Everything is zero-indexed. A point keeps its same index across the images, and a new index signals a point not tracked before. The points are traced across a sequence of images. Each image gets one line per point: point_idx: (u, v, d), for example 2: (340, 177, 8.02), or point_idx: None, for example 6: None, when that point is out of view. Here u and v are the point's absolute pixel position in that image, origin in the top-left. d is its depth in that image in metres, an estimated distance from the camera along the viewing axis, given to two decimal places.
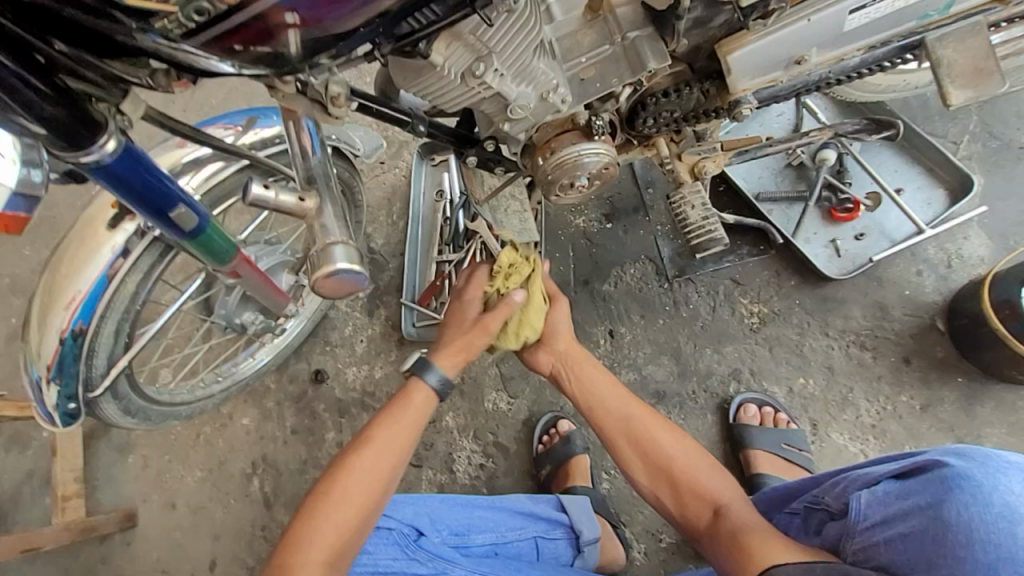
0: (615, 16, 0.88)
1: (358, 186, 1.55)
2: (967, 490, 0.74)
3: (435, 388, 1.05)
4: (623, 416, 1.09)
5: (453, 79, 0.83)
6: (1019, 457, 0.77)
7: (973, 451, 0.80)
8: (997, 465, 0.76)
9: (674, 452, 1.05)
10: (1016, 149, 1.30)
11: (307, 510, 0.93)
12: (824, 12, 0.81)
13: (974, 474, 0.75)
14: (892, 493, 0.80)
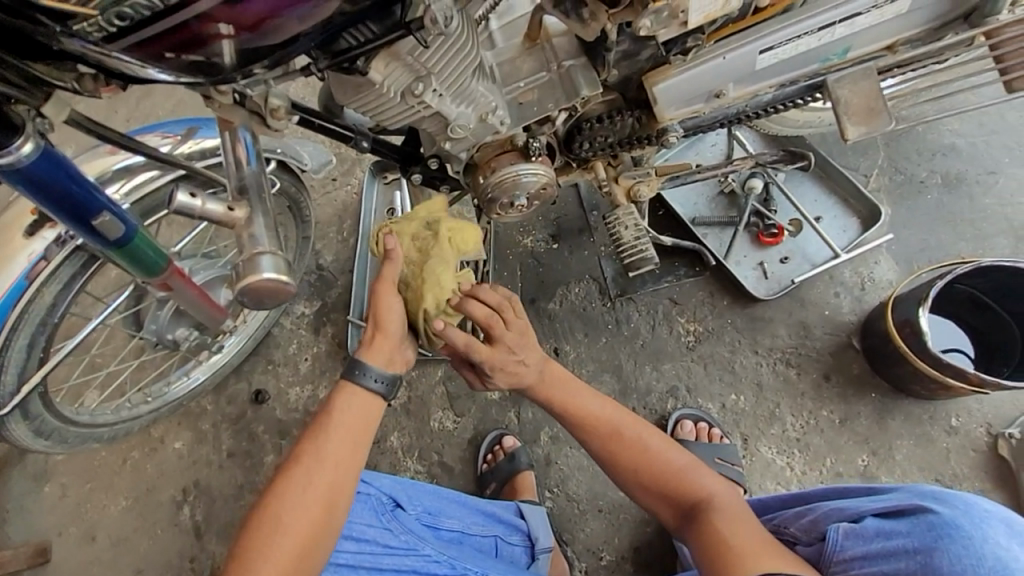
0: (551, 45, 0.94)
1: (304, 201, 1.54)
2: (957, 541, 0.76)
3: (376, 390, 0.91)
4: (600, 416, 1.01)
5: (393, 96, 0.86)
6: (1001, 507, 0.81)
7: (956, 496, 0.84)
8: (981, 513, 0.79)
9: (659, 452, 0.99)
10: (918, 182, 1.41)
11: (240, 550, 0.81)
12: (737, 51, 0.88)
13: (962, 521, 0.78)
14: (878, 531, 0.83)
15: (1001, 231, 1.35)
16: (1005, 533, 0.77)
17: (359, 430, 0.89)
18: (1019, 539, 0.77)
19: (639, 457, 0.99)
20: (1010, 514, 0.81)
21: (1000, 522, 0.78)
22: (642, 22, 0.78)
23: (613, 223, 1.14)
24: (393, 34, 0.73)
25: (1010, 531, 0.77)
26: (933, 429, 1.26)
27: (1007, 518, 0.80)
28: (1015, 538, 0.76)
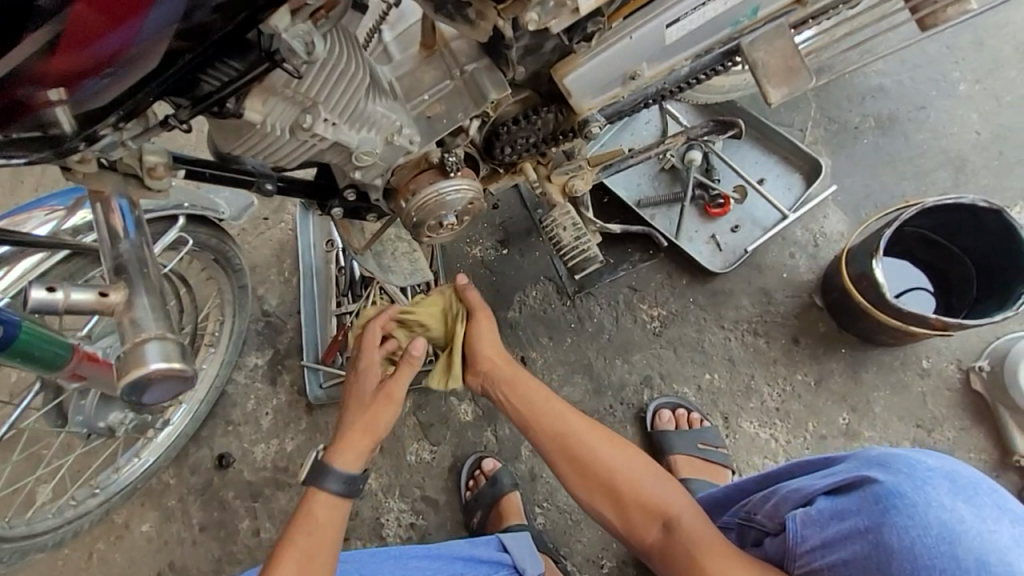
0: (450, 51, 0.87)
1: (231, 251, 1.43)
2: (904, 512, 0.77)
3: (343, 493, 0.97)
4: (569, 427, 1.01)
5: (281, 134, 0.78)
6: (934, 458, 0.82)
7: (895, 455, 0.84)
8: (922, 471, 0.80)
9: (624, 462, 0.99)
10: (853, 128, 1.38)
11: None
12: (643, 29, 0.83)
13: (907, 486, 0.78)
14: (832, 511, 0.81)
15: (940, 165, 1.33)
16: (948, 492, 0.78)
17: (321, 545, 0.93)
18: (964, 495, 0.77)
19: (604, 469, 0.99)
20: (947, 464, 0.81)
21: (943, 479, 0.79)
22: (530, 15, 0.73)
23: (550, 225, 1.08)
24: (258, 69, 0.63)
25: (950, 487, 0.78)
26: (906, 374, 1.25)
27: (949, 472, 0.80)
28: (958, 495, 0.77)
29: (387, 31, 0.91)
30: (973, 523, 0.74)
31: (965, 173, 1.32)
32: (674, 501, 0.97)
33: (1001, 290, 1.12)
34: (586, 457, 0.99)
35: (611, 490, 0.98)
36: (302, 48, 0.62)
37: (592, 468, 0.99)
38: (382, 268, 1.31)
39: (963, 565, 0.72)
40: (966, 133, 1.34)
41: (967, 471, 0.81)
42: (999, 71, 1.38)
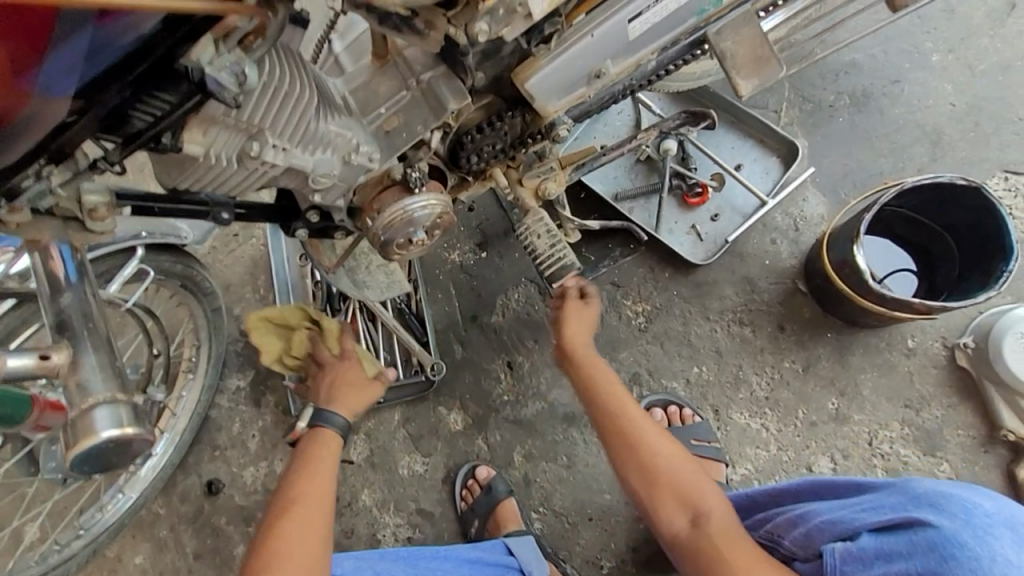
0: (404, 60, 0.82)
1: (200, 275, 1.37)
2: (963, 563, 0.74)
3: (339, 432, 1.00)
4: (628, 406, 1.00)
5: (228, 164, 0.73)
6: (995, 504, 0.81)
7: (950, 493, 0.84)
8: (982, 514, 0.79)
9: (673, 447, 0.98)
10: (828, 107, 1.36)
11: None
12: (603, 26, 0.79)
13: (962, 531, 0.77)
14: (877, 548, 0.81)
15: (916, 140, 1.31)
16: (1009, 543, 0.76)
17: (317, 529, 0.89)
18: (1022, 546, 0.76)
19: (650, 448, 0.97)
20: (1008, 511, 0.80)
21: (1004, 529, 0.77)
22: (479, 26, 0.68)
23: (523, 234, 1.02)
24: (191, 101, 0.59)
25: (1011, 538, 0.77)
26: (892, 354, 1.24)
27: (1011, 519, 0.79)
28: (1018, 546, 0.76)
29: (337, 42, 0.84)
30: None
31: (942, 147, 1.30)
32: (711, 496, 0.95)
33: (985, 266, 1.10)
34: (636, 437, 0.98)
35: (654, 470, 0.96)
36: (233, 80, 0.58)
37: (639, 447, 0.97)
38: (356, 284, 1.26)
39: None
40: (941, 106, 1.31)
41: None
42: (971, 39, 1.35)
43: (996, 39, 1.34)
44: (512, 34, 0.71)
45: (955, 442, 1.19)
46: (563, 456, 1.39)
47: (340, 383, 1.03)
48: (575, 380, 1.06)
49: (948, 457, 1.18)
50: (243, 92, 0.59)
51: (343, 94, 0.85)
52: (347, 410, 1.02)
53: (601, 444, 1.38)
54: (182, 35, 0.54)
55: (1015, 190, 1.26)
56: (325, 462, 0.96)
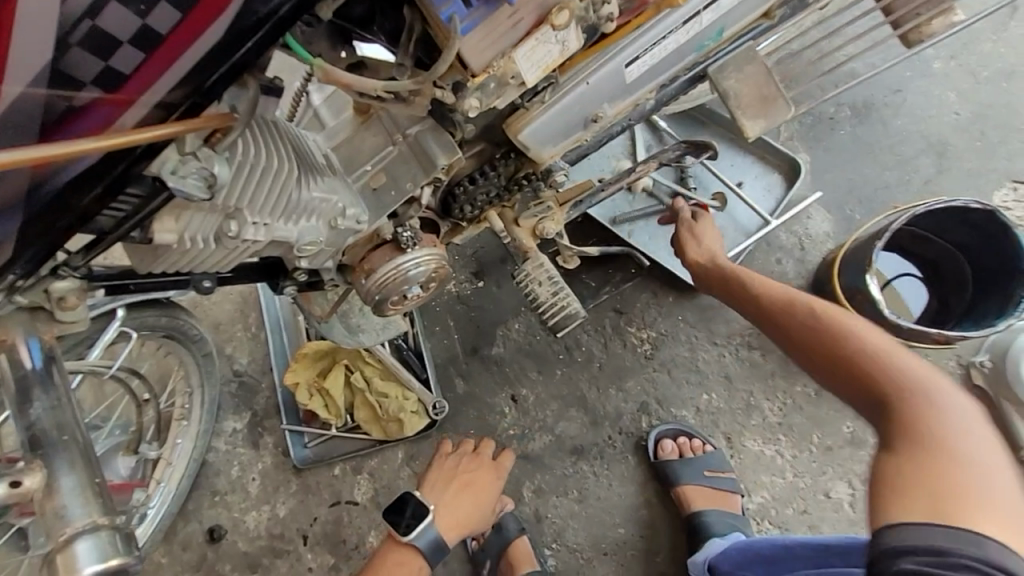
0: (388, 115, 0.77)
1: (185, 323, 1.31)
2: None
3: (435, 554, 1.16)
4: (786, 290, 0.95)
5: (205, 245, 0.69)
6: None
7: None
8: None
9: (874, 343, 0.82)
10: (828, 119, 1.31)
11: None
12: (599, 72, 0.74)
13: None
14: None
15: (921, 151, 1.27)
16: None
17: None
18: None
19: (823, 343, 0.85)
20: None
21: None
22: (468, 102, 0.62)
23: (522, 279, 1.03)
24: (160, 198, 0.57)
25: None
26: None
27: None
28: None
29: (316, 94, 0.79)
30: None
31: (948, 158, 1.26)
32: (932, 414, 0.72)
33: (1000, 292, 1.07)
34: (798, 311, 0.90)
35: (831, 339, 0.84)
36: (201, 184, 0.55)
37: (800, 319, 0.89)
38: (351, 330, 1.20)
39: None
40: (944, 115, 1.27)
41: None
42: (972, 44, 1.30)
43: (997, 44, 1.30)
44: (505, 104, 0.65)
45: None
46: (573, 491, 1.34)
47: (456, 505, 1.20)
48: (739, 302, 1.01)
49: None
50: (212, 194, 0.56)
51: (325, 150, 0.80)
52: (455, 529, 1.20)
53: (613, 477, 1.33)
54: (138, 152, 0.52)
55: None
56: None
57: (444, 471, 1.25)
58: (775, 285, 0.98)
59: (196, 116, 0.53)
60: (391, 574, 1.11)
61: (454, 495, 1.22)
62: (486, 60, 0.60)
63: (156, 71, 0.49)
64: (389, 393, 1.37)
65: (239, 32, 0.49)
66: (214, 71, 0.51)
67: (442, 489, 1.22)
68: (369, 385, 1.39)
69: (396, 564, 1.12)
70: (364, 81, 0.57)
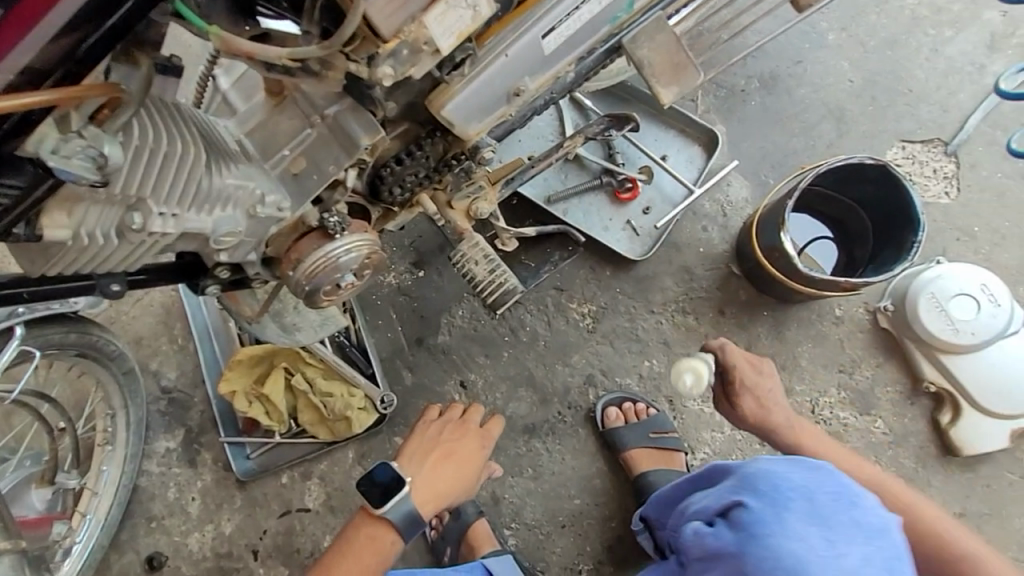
0: (303, 95, 0.74)
1: (100, 339, 1.23)
2: (758, 537, 0.74)
3: (406, 528, 1.09)
4: (827, 446, 1.13)
5: (104, 241, 0.65)
6: (801, 474, 0.79)
7: (854, 508, 0.76)
8: (876, 542, 0.74)
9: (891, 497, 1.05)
10: (740, 92, 1.39)
11: None
12: (517, 44, 0.74)
13: (845, 561, 0.73)
14: (762, 541, 0.74)
15: (823, 118, 1.37)
16: (807, 516, 0.75)
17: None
18: (818, 519, 0.75)
19: (836, 461, 1.08)
20: (817, 482, 0.78)
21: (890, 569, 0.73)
22: (382, 69, 0.61)
23: (460, 260, 1.02)
24: (43, 185, 0.56)
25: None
26: (823, 324, 1.30)
27: (816, 493, 0.77)
28: (814, 519, 0.75)
29: (223, 77, 0.80)
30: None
31: (846, 123, 1.36)
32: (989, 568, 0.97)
33: (897, 240, 1.17)
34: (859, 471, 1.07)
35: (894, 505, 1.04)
36: (88, 164, 0.53)
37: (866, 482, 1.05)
38: (286, 329, 1.15)
39: None
40: (841, 83, 1.38)
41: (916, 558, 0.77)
42: (861, 16, 1.40)
43: (882, 15, 1.40)
44: (421, 74, 0.64)
45: (886, 400, 1.26)
46: (528, 469, 1.36)
47: (436, 476, 1.14)
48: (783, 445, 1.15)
49: (881, 414, 1.25)
50: (103, 176, 0.54)
51: (238, 136, 0.76)
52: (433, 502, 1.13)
53: (566, 451, 1.36)
54: (10, 127, 0.51)
55: (912, 157, 1.33)
56: (377, 556, 1.05)
57: (428, 438, 1.19)
58: (826, 445, 1.12)
59: (73, 86, 0.51)
60: (362, 550, 1.05)
61: (434, 465, 1.15)
62: (395, 26, 0.58)
63: (16, 35, 0.48)
64: (333, 392, 1.33)
65: (104, 5, 0.49)
66: (81, 44, 0.50)
67: (425, 460, 1.15)
68: (312, 386, 1.34)
69: (368, 539, 1.06)
70: (269, 48, 0.55)
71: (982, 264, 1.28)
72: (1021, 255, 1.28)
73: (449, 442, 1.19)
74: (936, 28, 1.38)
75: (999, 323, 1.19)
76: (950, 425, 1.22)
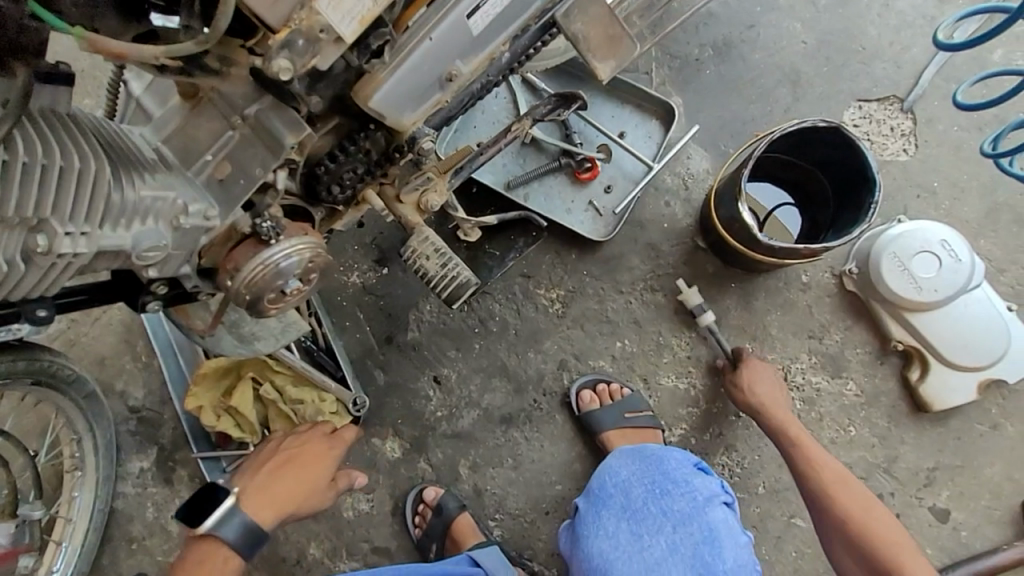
0: (219, 95, 0.69)
1: (53, 364, 1.18)
2: (583, 527, 1.11)
3: (241, 541, 1.11)
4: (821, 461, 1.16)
5: (11, 266, 0.62)
6: (626, 472, 1.14)
7: (666, 501, 1.10)
8: (679, 531, 1.07)
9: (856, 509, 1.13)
10: (694, 61, 1.36)
11: None
12: (441, 26, 0.71)
13: (648, 549, 1.06)
14: (582, 540, 1.10)
15: (778, 82, 1.35)
16: (620, 515, 1.09)
17: None
18: (629, 517, 1.09)
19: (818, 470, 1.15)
20: (631, 482, 1.13)
21: (692, 552, 1.05)
22: (278, 64, 0.58)
23: (411, 257, 1.00)
24: None
25: (695, 562, 1.04)
26: (791, 292, 1.29)
27: (633, 499, 1.11)
28: (627, 518, 1.09)
29: (136, 82, 0.76)
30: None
31: (802, 87, 1.34)
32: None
33: (855, 201, 1.16)
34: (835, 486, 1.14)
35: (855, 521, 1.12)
36: None
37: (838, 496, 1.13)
38: (244, 340, 1.12)
39: None
40: (794, 46, 1.35)
41: (727, 542, 1.06)
42: None
43: None
44: (326, 64, 0.61)
45: (855, 361, 1.26)
46: (507, 459, 1.35)
47: (268, 487, 1.17)
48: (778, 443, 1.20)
49: (851, 376, 1.26)
50: None
51: (155, 144, 0.72)
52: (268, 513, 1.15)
53: (544, 439, 1.35)
54: None
55: (870, 117, 1.32)
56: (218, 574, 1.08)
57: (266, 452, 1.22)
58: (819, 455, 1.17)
59: None
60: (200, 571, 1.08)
61: (270, 476, 1.18)
62: (284, 15, 0.57)
63: None
64: (303, 399, 1.29)
65: None
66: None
67: (257, 475, 1.18)
68: (281, 395, 1.30)
69: (204, 560, 1.09)
70: (142, 48, 0.52)
71: (943, 219, 1.28)
72: (981, 208, 1.28)
73: (286, 452, 1.22)
74: None
75: (961, 278, 1.19)
76: (919, 382, 1.23)
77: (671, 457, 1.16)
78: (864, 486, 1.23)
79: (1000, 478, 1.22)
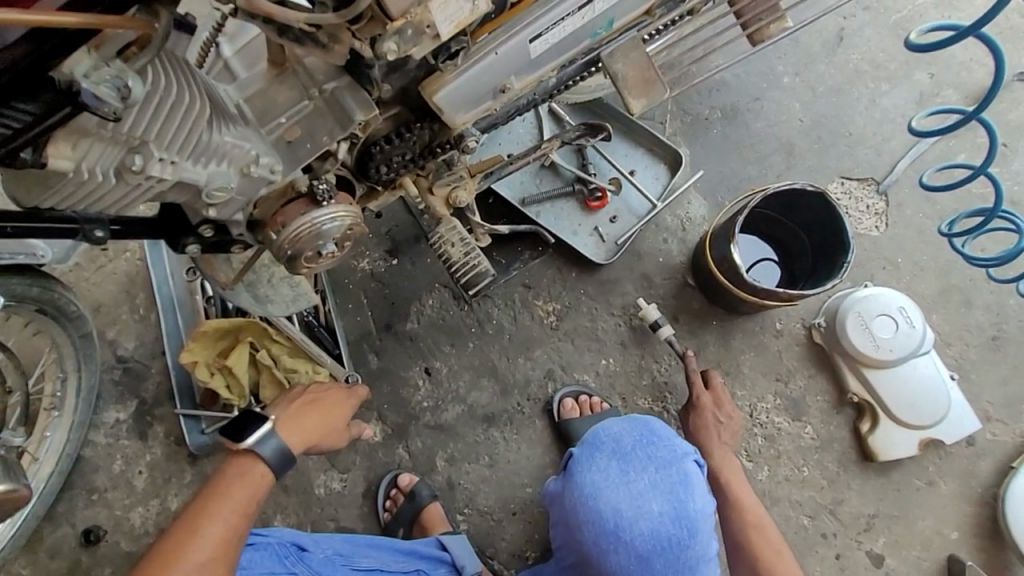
0: (304, 68, 0.77)
1: (64, 298, 1.22)
2: (575, 465, 1.14)
3: (274, 463, 1.04)
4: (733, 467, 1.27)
5: (102, 178, 0.70)
6: (616, 423, 1.18)
7: (651, 448, 1.14)
8: (661, 472, 1.11)
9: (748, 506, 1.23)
10: (704, 119, 1.52)
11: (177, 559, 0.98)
12: (507, 44, 0.82)
13: (634, 484, 1.09)
14: (574, 474, 1.12)
15: (775, 150, 1.51)
16: (609, 455, 1.13)
17: (244, 505, 1.00)
18: (618, 457, 1.13)
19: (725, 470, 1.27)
20: (623, 432, 1.16)
21: (670, 489, 1.09)
22: (386, 46, 0.69)
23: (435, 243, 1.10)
24: (58, 113, 0.59)
25: (671, 498, 1.08)
26: (765, 336, 1.41)
27: (623, 442, 1.15)
28: (615, 457, 1.13)
29: (225, 45, 0.79)
30: (666, 528, 1.07)
31: (794, 157, 1.51)
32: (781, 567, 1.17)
33: (831, 260, 1.30)
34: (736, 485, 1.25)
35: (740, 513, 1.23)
36: (114, 93, 0.60)
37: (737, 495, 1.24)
38: (259, 300, 1.17)
39: (601, 511, 1.07)
40: (792, 122, 1.52)
41: (698, 489, 1.11)
42: (812, 64, 1.55)
43: (831, 66, 1.55)
44: (419, 53, 0.72)
45: (815, 407, 1.38)
46: (484, 456, 1.41)
47: (300, 415, 1.11)
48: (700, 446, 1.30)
49: (810, 420, 1.37)
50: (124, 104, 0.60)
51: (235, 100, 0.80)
52: (300, 443, 1.09)
53: (521, 441, 1.41)
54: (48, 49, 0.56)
55: (850, 193, 1.49)
56: (246, 491, 1.01)
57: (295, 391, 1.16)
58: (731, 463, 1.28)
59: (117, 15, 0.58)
60: (232, 484, 1.00)
61: (302, 411, 1.12)
62: (402, 8, 0.67)
63: None
64: (297, 368, 1.34)
65: None
66: None
67: (284, 405, 1.12)
68: (277, 363, 1.34)
69: (234, 476, 1.01)
70: (287, 12, 0.62)
71: (902, 290, 1.44)
72: (936, 286, 1.43)
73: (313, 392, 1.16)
74: (874, 82, 1.55)
75: (913, 342, 1.33)
76: (869, 433, 1.34)
77: (655, 419, 1.20)
78: (810, 524, 1.33)
79: (931, 530, 1.33)
